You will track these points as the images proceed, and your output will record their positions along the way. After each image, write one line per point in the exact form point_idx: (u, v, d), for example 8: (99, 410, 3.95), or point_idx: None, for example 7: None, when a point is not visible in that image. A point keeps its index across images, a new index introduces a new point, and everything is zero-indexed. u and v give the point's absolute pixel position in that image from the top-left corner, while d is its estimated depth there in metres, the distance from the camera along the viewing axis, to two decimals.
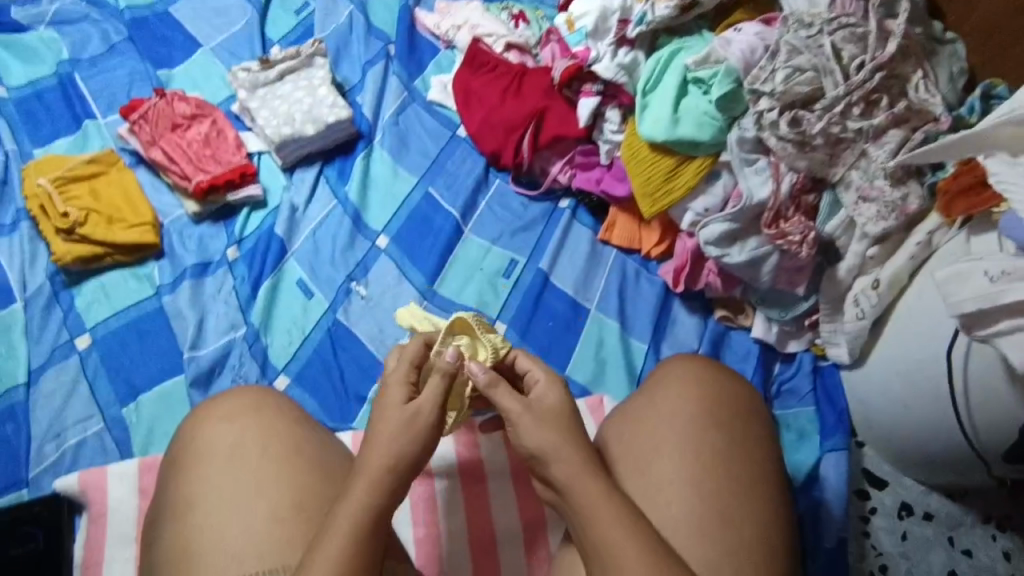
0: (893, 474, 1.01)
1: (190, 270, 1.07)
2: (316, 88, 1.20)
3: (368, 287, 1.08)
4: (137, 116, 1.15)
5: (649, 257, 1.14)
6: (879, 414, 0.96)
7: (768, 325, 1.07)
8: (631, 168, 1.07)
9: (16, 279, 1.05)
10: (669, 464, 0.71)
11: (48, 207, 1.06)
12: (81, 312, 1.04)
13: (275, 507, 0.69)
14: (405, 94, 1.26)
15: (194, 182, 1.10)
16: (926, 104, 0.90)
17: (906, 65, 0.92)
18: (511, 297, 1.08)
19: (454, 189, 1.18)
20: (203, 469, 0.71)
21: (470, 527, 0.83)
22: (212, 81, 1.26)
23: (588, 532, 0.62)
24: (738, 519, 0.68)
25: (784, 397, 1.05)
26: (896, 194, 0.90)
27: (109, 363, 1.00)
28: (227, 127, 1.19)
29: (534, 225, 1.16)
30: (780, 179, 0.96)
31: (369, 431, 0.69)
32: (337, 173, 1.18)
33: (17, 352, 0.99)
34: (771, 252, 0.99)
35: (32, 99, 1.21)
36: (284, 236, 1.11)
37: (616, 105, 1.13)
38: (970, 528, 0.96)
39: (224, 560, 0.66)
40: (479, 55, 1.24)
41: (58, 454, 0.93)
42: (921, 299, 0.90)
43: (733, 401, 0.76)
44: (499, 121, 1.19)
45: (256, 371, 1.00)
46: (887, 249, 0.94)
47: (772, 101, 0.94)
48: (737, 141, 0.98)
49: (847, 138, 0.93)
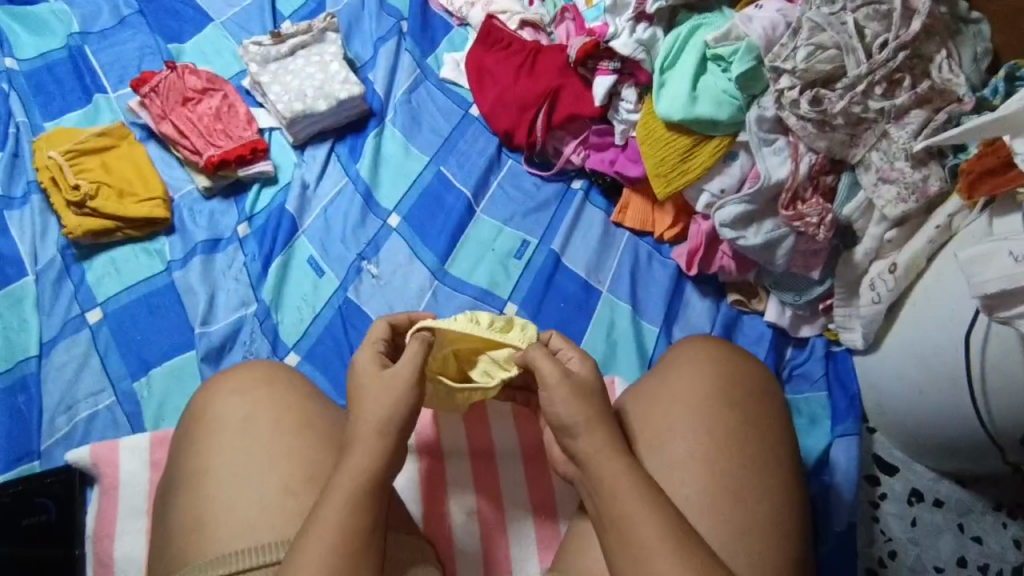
0: (904, 460, 1.00)
1: (200, 246, 1.07)
2: (328, 64, 1.19)
3: (378, 265, 1.07)
4: (148, 89, 1.14)
5: (662, 241, 1.13)
6: (892, 399, 0.96)
7: (781, 309, 1.05)
8: (646, 149, 1.07)
9: (27, 251, 1.05)
10: (684, 443, 0.70)
11: (59, 180, 1.06)
12: (91, 286, 1.03)
13: (288, 480, 0.69)
14: (417, 71, 1.25)
15: (206, 157, 1.10)
16: (949, 84, 0.88)
17: (929, 45, 0.89)
18: (522, 277, 1.08)
19: (467, 168, 1.17)
20: (216, 441, 0.71)
21: (480, 505, 0.83)
22: (223, 55, 1.25)
23: (607, 506, 0.62)
24: (752, 499, 0.68)
25: (796, 381, 1.04)
26: (916, 176, 0.89)
27: (120, 337, 1.00)
28: (238, 102, 1.18)
29: (547, 206, 1.15)
30: (799, 159, 0.96)
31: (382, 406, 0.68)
32: (348, 151, 1.18)
33: (28, 325, 0.99)
34: (787, 234, 0.98)
35: (42, 71, 1.20)
36: (295, 213, 1.10)
37: (633, 84, 1.11)
38: (980, 515, 0.96)
39: (237, 532, 0.66)
40: (494, 32, 1.24)
41: (69, 427, 0.93)
42: (939, 283, 0.89)
43: (748, 382, 0.75)
44: (513, 99, 1.18)
45: (266, 348, 1.00)
46: (905, 232, 0.93)
47: (793, 79, 0.93)
48: (756, 120, 0.97)
49: (868, 118, 0.91)
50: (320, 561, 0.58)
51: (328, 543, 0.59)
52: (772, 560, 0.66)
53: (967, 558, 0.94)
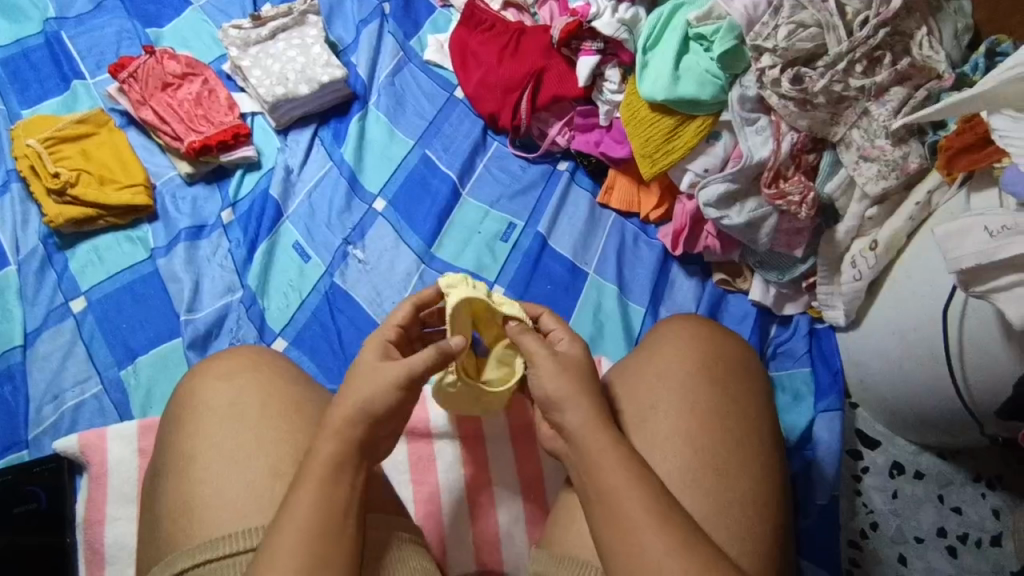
0: (886, 434, 1.02)
1: (184, 232, 1.06)
2: (310, 47, 1.18)
3: (364, 250, 1.07)
4: (126, 74, 1.13)
5: (648, 222, 1.14)
6: (873, 374, 0.97)
7: (766, 288, 1.07)
8: (631, 130, 1.07)
9: (8, 241, 1.04)
10: (666, 419, 0.72)
11: (38, 168, 1.05)
12: (75, 275, 1.03)
13: (276, 464, 0.69)
14: (400, 54, 1.24)
15: (186, 142, 1.08)
16: (928, 62, 0.88)
17: (910, 21, 0.89)
18: (508, 260, 1.08)
19: (452, 151, 1.16)
20: (203, 425, 0.71)
21: (470, 486, 0.84)
22: (203, 39, 1.24)
23: (590, 480, 0.63)
24: (734, 473, 0.69)
25: (780, 358, 1.05)
26: (896, 154, 0.90)
27: (106, 326, 0.99)
28: (219, 87, 1.17)
29: (532, 188, 1.15)
30: (781, 138, 0.96)
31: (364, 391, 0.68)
32: (332, 135, 1.17)
33: (12, 315, 0.99)
34: (770, 213, 0.99)
35: (19, 58, 1.18)
36: (280, 199, 1.10)
37: (616, 64, 1.11)
38: (960, 486, 0.98)
39: (225, 514, 0.66)
40: (477, 13, 1.23)
41: (57, 416, 0.93)
42: (919, 258, 0.90)
43: (730, 359, 0.76)
44: (497, 81, 1.17)
45: (253, 334, 1.00)
46: (886, 210, 0.94)
47: (774, 58, 0.93)
48: (738, 99, 0.97)
49: (849, 96, 0.92)
50: (307, 540, 0.59)
51: (314, 521, 0.60)
52: (753, 531, 0.67)
53: (947, 529, 0.96)
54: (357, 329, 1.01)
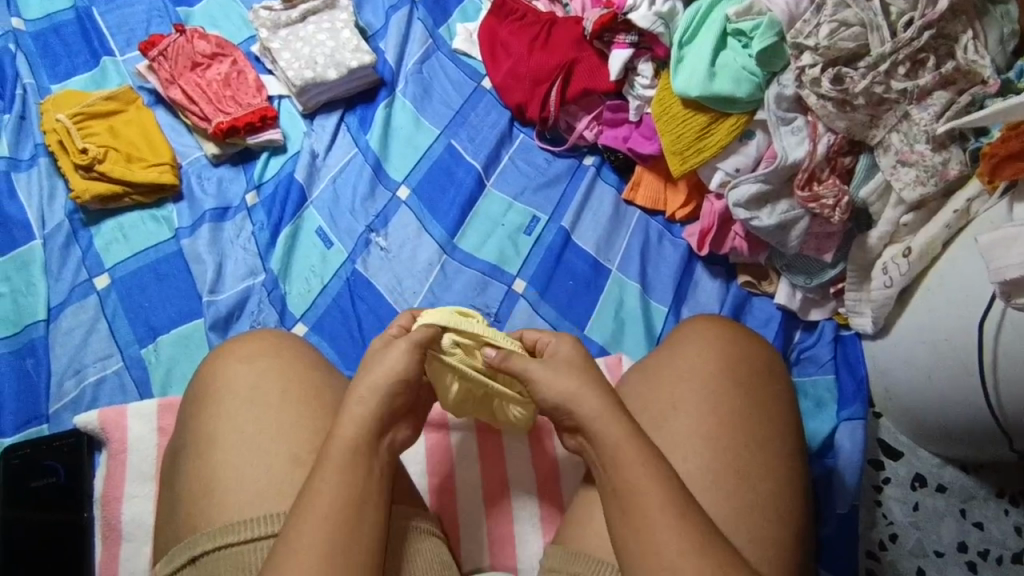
0: (909, 445, 1.00)
1: (208, 213, 1.06)
2: (339, 31, 1.17)
3: (387, 238, 1.07)
4: (156, 52, 1.13)
5: (673, 220, 1.12)
6: (899, 383, 0.96)
7: (792, 292, 1.05)
8: (662, 126, 1.05)
9: (34, 215, 1.04)
10: (687, 419, 0.70)
11: (66, 143, 1.05)
12: (99, 252, 1.03)
13: (296, 450, 0.69)
14: (429, 41, 1.23)
15: (214, 123, 1.08)
16: (974, 66, 0.86)
17: (956, 24, 0.87)
18: (532, 253, 1.07)
19: (478, 142, 1.15)
20: (224, 407, 0.71)
21: (485, 480, 0.84)
22: (232, 19, 1.23)
23: (609, 475, 0.62)
24: (756, 477, 0.68)
25: (803, 363, 1.03)
26: (936, 159, 0.88)
27: (129, 304, 0.99)
28: (247, 68, 1.16)
29: (558, 181, 1.14)
30: (817, 140, 0.95)
31: (376, 374, 0.67)
32: (358, 121, 1.16)
33: (35, 289, 0.99)
34: (801, 216, 0.97)
35: (49, 33, 1.18)
36: (304, 183, 1.09)
37: (650, 58, 1.10)
38: (983, 501, 0.96)
39: (245, 497, 0.66)
40: (508, 2, 1.22)
41: (77, 391, 0.93)
42: (956, 265, 0.87)
43: (755, 362, 0.75)
44: (526, 72, 1.16)
45: (274, 317, 1.00)
46: (922, 217, 0.92)
47: (815, 57, 0.92)
48: (775, 98, 0.96)
49: (890, 99, 0.90)
50: (323, 527, 0.58)
51: (333, 505, 0.60)
52: (774, 536, 0.66)
53: (968, 544, 0.94)
54: (376, 317, 1.01)
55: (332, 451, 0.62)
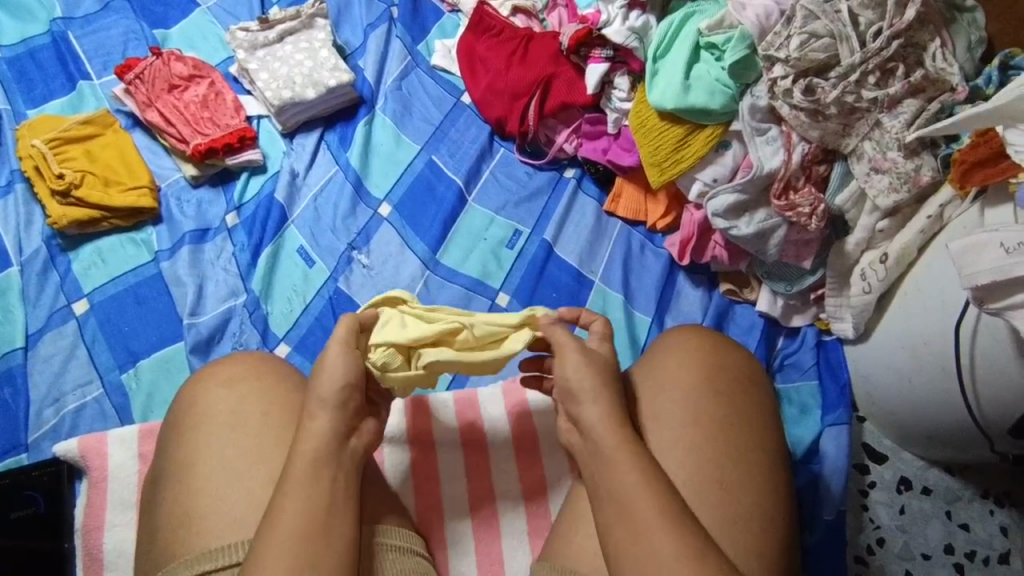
0: (893, 448, 1.01)
1: (188, 235, 1.06)
2: (317, 50, 1.17)
3: (369, 256, 1.06)
4: (133, 75, 1.12)
5: (654, 230, 1.13)
6: (880, 388, 0.96)
7: (773, 299, 1.05)
8: (640, 138, 1.07)
9: (11, 242, 1.03)
10: (668, 431, 0.71)
11: (42, 168, 1.05)
12: (78, 276, 1.02)
13: (277, 473, 0.68)
14: (408, 58, 1.24)
15: (192, 145, 1.08)
16: (942, 74, 0.88)
17: (924, 33, 0.89)
18: (513, 267, 1.07)
19: (458, 157, 1.16)
20: (203, 432, 0.70)
21: (470, 496, 0.83)
22: (210, 41, 1.23)
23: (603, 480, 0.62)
24: (739, 487, 0.68)
25: (786, 371, 1.04)
26: (909, 166, 0.89)
27: (108, 328, 0.99)
28: (226, 89, 1.16)
29: (540, 194, 1.14)
30: (792, 149, 0.96)
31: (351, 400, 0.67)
32: (338, 140, 1.16)
33: (14, 316, 0.98)
34: (780, 224, 0.98)
35: (25, 58, 1.17)
36: (285, 203, 1.09)
37: (626, 72, 1.11)
38: (968, 502, 0.97)
39: (224, 523, 0.65)
40: (485, 18, 1.22)
41: (57, 419, 0.92)
42: (931, 270, 0.88)
43: (736, 372, 0.75)
44: (505, 87, 1.17)
45: (256, 338, 0.99)
46: (898, 222, 0.93)
47: (786, 68, 0.93)
48: (749, 109, 0.97)
49: (861, 108, 0.91)
50: (296, 551, 0.59)
51: (314, 525, 0.60)
52: (759, 546, 0.66)
53: (954, 546, 0.94)
54: None
55: (308, 468, 0.63)
